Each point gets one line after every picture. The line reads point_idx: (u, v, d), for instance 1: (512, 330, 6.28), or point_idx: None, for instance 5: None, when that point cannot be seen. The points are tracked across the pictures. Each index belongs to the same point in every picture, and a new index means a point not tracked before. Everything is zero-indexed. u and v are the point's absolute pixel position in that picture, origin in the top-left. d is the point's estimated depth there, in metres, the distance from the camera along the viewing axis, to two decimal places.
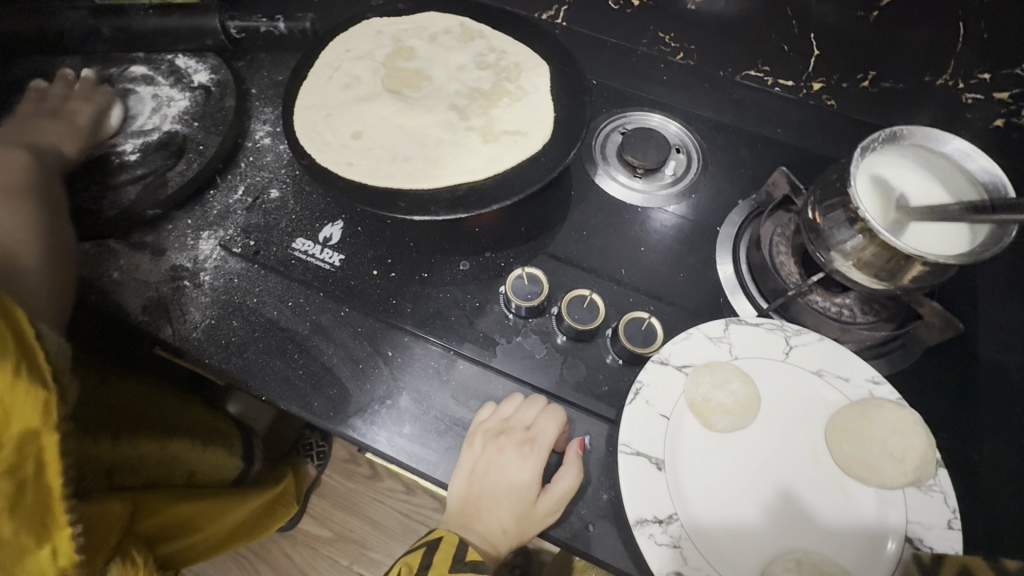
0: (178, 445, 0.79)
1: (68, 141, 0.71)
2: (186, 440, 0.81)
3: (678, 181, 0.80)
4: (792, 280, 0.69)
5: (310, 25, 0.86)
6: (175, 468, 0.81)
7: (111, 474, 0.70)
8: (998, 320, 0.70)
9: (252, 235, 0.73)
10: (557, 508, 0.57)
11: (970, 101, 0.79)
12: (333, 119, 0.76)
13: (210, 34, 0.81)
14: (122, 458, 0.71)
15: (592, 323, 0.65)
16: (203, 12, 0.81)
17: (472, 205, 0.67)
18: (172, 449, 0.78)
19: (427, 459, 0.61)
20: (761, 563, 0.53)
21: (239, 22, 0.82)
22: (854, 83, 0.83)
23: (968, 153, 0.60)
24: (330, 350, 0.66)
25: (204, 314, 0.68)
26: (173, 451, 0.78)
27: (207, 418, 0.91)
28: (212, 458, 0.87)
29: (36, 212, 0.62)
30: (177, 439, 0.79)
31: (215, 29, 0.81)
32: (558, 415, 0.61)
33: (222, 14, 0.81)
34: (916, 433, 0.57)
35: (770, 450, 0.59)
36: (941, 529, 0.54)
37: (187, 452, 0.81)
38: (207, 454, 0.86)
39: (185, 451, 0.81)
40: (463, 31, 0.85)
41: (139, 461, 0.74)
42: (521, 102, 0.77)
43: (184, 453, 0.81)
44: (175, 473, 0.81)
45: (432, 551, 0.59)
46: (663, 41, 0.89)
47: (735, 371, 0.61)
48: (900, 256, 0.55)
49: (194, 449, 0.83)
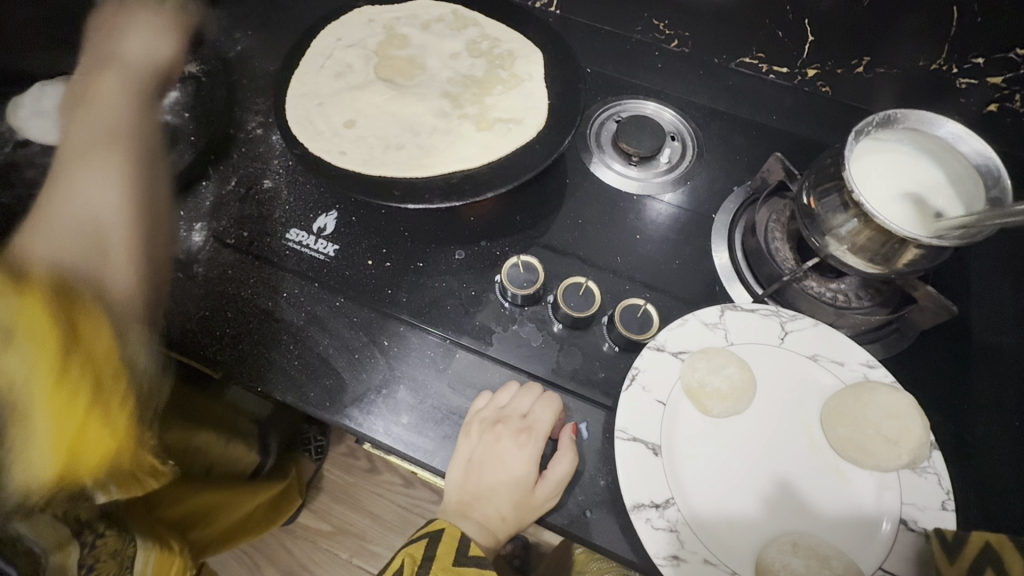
0: (201, 436, 0.80)
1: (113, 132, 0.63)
2: (211, 433, 0.82)
3: (673, 169, 0.80)
4: (788, 266, 0.69)
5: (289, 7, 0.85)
6: (196, 457, 0.80)
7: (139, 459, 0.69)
8: (992, 303, 0.70)
9: (245, 226, 0.73)
10: (555, 493, 0.57)
11: (964, 86, 0.78)
12: (326, 109, 0.75)
13: None
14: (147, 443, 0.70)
15: (589, 311, 0.65)
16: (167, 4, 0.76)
17: (467, 192, 0.67)
18: (196, 442, 0.80)
19: (424, 448, 0.61)
20: (758, 547, 0.54)
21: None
22: (848, 69, 0.83)
23: (961, 136, 0.60)
24: (326, 340, 0.66)
25: (197, 306, 0.67)
26: (194, 442, 0.79)
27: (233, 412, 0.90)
28: (230, 454, 0.86)
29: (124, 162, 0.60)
30: (200, 432, 0.80)
31: None
32: (553, 403, 0.61)
33: None
34: (910, 416, 0.58)
35: (767, 436, 0.59)
36: (935, 510, 0.54)
37: (209, 445, 0.82)
38: (229, 447, 0.86)
39: (211, 441, 0.82)
40: (455, 19, 0.84)
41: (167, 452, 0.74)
42: (515, 89, 0.76)
43: (209, 445, 0.82)
44: (196, 464, 0.80)
45: (434, 542, 0.58)
46: (658, 28, 0.88)
47: (731, 357, 0.61)
48: (894, 239, 0.55)
49: (217, 441, 0.83)
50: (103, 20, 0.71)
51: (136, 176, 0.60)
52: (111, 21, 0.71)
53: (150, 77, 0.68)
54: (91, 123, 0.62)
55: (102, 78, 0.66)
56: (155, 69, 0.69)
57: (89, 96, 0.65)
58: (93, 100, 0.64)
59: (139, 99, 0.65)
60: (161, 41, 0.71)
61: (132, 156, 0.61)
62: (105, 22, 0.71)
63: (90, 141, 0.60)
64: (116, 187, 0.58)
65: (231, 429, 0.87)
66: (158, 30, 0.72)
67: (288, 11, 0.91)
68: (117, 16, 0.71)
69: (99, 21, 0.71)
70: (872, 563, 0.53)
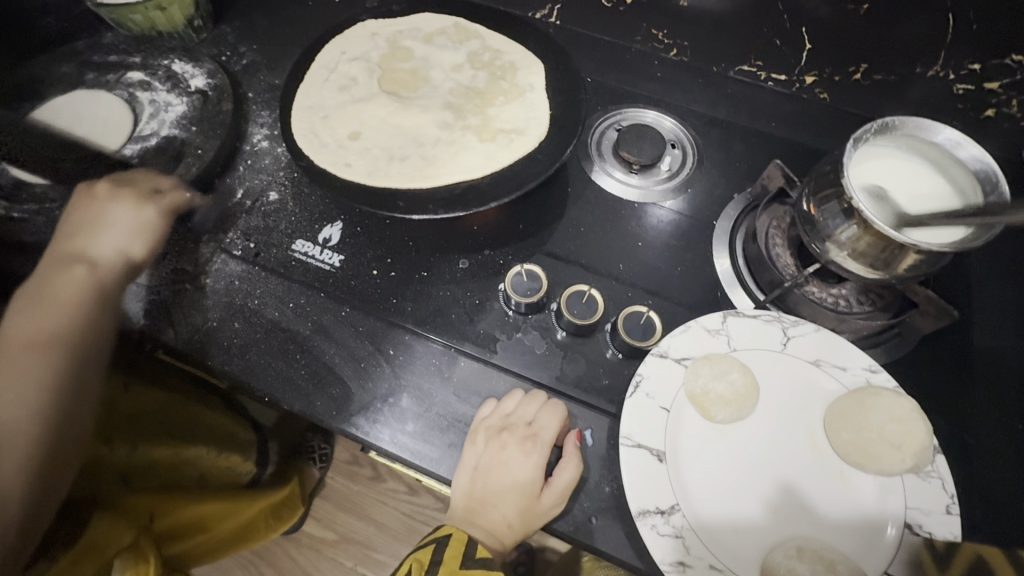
0: (191, 452, 0.79)
1: (64, 318, 0.58)
2: (200, 447, 0.81)
3: (674, 177, 0.81)
4: (789, 272, 0.70)
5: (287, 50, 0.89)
6: (190, 469, 0.80)
7: (126, 479, 0.70)
8: (993, 308, 0.70)
9: (252, 238, 0.74)
10: (561, 501, 0.58)
11: (961, 92, 0.79)
12: (330, 121, 0.76)
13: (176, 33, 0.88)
14: (135, 462, 0.71)
15: (592, 319, 0.65)
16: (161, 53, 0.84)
17: (471, 203, 0.67)
18: (183, 455, 0.78)
19: (430, 456, 0.62)
20: (763, 552, 0.54)
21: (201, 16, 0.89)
22: (845, 77, 0.84)
23: (959, 142, 0.60)
24: (332, 349, 0.66)
25: (205, 317, 0.68)
26: (185, 458, 0.78)
27: (227, 424, 0.92)
28: (223, 465, 0.87)
29: (53, 383, 0.55)
30: (190, 446, 0.79)
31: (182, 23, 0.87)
32: (559, 410, 0.61)
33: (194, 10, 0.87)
34: (914, 421, 0.58)
35: (768, 440, 0.59)
36: (939, 514, 0.55)
37: (200, 459, 0.81)
38: (221, 458, 0.86)
39: (200, 454, 0.81)
40: (458, 31, 0.85)
41: (152, 465, 0.73)
42: (516, 100, 0.77)
43: (197, 458, 0.81)
44: (189, 475, 0.80)
45: (441, 548, 0.59)
46: (657, 38, 0.90)
47: (733, 362, 0.62)
48: (894, 245, 0.56)
49: (208, 455, 0.83)
50: (80, 210, 0.65)
51: (62, 384, 0.55)
52: (86, 216, 0.64)
53: (110, 283, 0.63)
54: (23, 328, 0.56)
55: (62, 275, 0.61)
56: (122, 272, 0.65)
57: (36, 297, 0.59)
58: (39, 296, 0.59)
59: (93, 304, 0.61)
60: (136, 244, 0.66)
61: (60, 364, 0.56)
62: (84, 207, 0.65)
63: (19, 343, 0.55)
64: (29, 413, 0.52)
65: (224, 441, 0.88)
66: (138, 231, 0.66)
67: (292, 24, 0.93)
68: (95, 203, 0.65)
69: (71, 209, 0.65)
70: (878, 566, 0.53)
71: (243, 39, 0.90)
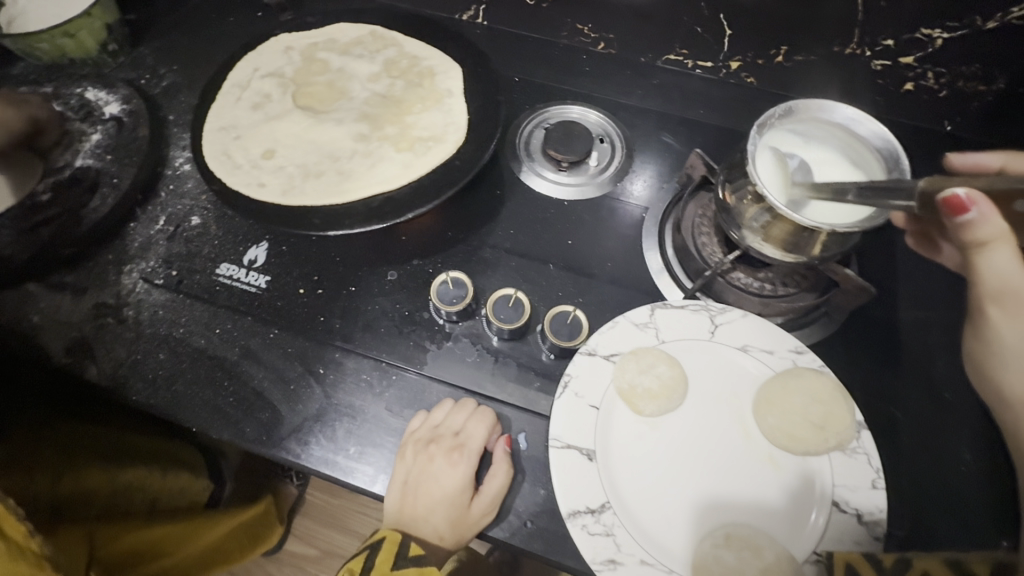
0: (129, 473, 0.77)
1: None
2: (139, 466, 0.79)
3: (603, 171, 0.81)
4: (715, 259, 0.69)
5: (206, 70, 0.88)
6: (134, 493, 0.77)
7: (57, 511, 0.67)
8: (916, 279, 0.72)
9: (174, 265, 0.72)
10: (491, 507, 0.58)
11: (879, 67, 0.80)
12: (243, 141, 0.74)
13: (93, 62, 0.86)
14: (69, 494, 0.68)
15: (519, 322, 0.65)
16: (69, 82, 0.81)
17: (388, 215, 0.66)
18: (123, 480, 0.76)
19: (364, 473, 0.61)
20: (694, 543, 0.54)
21: (115, 40, 0.86)
22: (768, 59, 0.84)
23: (857, 119, 0.61)
24: (260, 373, 0.65)
25: (130, 349, 0.67)
26: (125, 482, 0.76)
27: (166, 446, 0.89)
28: (173, 485, 0.84)
29: None
30: (126, 469, 0.77)
31: (96, 50, 0.85)
32: (487, 417, 0.61)
33: (108, 36, 0.85)
34: (836, 399, 0.59)
35: (698, 430, 0.60)
36: (866, 490, 0.55)
37: (144, 480, 0.79)
38: (168, 479, 0.84)
39: (141, 477, 0.79)
40: (375, 40, 0.84)
41: (92, 498, 0.71)
42: (434, 106, 0.77)
43: (142, 479, 0.78)
44: (136, 501, 0.77)
45: (375, 553, 0.59)
46: (582, 32, 0.90)
47: (660, 355, 0.62)
48: (803, 229, 0.56)
49: (151, 476, 0.80)
50: None
51: None
52: None
53: None
54: None
55: None
56: None
57: None
58: None
59: None
60: None
61: None
62: None
63: None
64: None
65: (168, 461, 0.86)
66: None
67: (210, 42, 0.91)
68: None
69: None
70: (806, 548, 0.53)
71: (161, 61, 0.89)
